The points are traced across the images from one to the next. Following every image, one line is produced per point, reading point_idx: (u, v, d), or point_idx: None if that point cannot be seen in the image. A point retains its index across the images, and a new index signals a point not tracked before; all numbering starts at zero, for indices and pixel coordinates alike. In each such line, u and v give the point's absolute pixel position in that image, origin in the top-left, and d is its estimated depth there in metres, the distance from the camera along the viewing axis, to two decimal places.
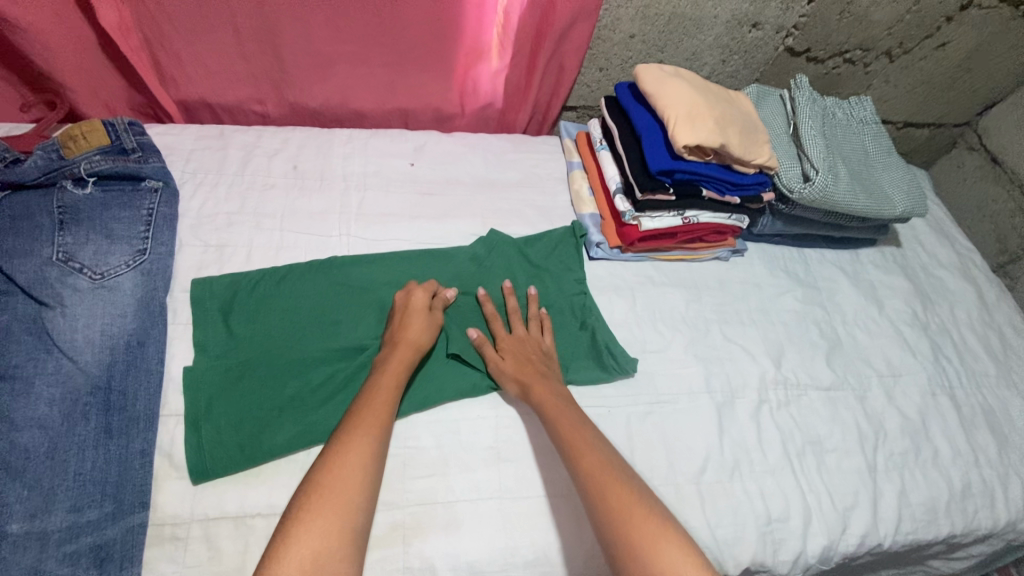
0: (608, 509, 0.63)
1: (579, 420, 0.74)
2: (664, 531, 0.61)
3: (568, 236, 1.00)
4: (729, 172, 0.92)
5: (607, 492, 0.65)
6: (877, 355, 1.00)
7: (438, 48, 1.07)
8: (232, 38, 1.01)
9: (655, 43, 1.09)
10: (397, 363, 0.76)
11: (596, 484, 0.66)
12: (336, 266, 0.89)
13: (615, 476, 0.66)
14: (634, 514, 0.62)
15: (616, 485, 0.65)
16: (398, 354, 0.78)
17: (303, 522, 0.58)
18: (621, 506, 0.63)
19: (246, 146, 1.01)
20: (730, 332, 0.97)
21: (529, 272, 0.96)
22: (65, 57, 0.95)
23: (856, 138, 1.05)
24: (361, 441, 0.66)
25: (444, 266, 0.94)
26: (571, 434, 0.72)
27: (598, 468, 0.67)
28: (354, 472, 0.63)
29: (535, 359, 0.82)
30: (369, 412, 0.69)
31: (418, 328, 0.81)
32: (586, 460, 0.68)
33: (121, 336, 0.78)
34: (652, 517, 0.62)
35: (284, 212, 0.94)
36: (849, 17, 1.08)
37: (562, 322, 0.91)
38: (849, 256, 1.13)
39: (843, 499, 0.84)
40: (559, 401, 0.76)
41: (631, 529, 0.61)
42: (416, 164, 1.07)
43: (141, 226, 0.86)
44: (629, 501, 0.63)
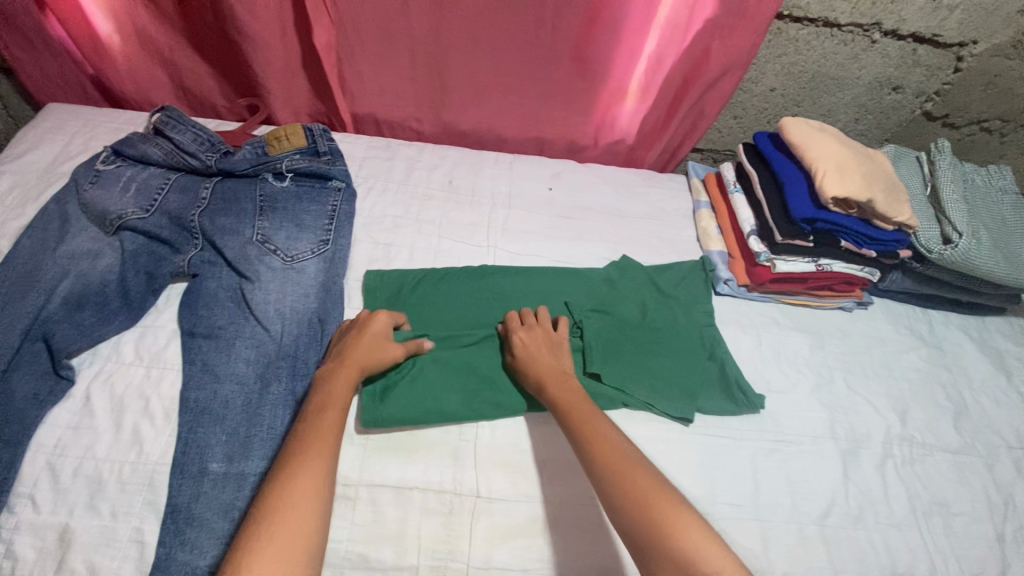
0: (628, 496, 0.65)
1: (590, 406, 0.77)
2: (681, 510, 0.63)
3: (698, 269, 1.04)
4: (869, 226, 0.95)
5: (623, 477, 0.67)
6: (1005, 426, 0.99)
7: (587, 87, 1.17)
8: (410, 64, 1.15)
9: (793, 98, 1.14)
10: (345, 384, 0.76)
11: (613, 471, 0.68)
12: (485, 272, 0.98)
13: (629, 461, 0.69)
14: (651, 492, 0.65)
15: (631, 468, 0.68)
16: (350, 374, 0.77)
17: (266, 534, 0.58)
18: (640, 490, 0.65)
19: (410, 159, 1.13)
20: (854, 382, 0.98)
21: (662, 297, 1.00)
22: (276, 71, 1.11)
23: (997, 206, 1.06)
24: (313, 465, 0.65)
25: (581, 284, 1.01)
26: (587, 430, 0.73)
27: (613, 454, 0.70)
28: (314, 484, 0.63)
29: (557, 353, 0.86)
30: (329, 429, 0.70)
31: (371, 350, 0.81)
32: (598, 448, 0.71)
33: (306, 313, 0.89)
34: (669, 498, 0.64)
35: (441, 221, 1.05)
36: (993, 89, 1.11)
37: (692, 351, 0.94)
38: (976, 322, 1.12)
39: (971, 565, 0.83)
40: (573, 398, 0.78)
41: (650, 508, 0.63)
42: (554, 189, 1.15)
43: (325, 220, 0.98)
44: (652, 494, 0.65)
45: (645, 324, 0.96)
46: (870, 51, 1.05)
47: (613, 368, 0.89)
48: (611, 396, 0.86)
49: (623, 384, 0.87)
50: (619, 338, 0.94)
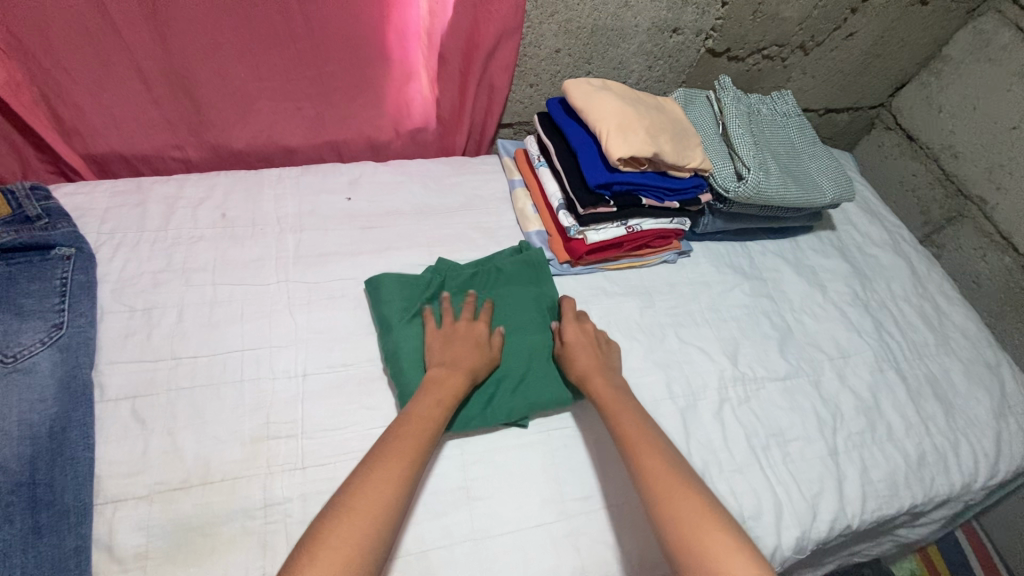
0: (671, 522, 0.64)
1: (641, 418, 0.75)
2: (728, 537, 0.61)
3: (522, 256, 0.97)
4: (664, 178, 0.95)
5: (672, 505, 0.65)
6: (825, 339, 1.04)
7: (365, 76, 1.04)
8: (140, 85, 0.95)
9: (581, 56, 1.09)
10: (448, 387, 0.75)
11: (661, 494, 0.66)
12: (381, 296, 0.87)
13: (682, 484, 0.67)
14: (703, 520, 0.63)
15: (680, 493, 0.65)
16: (456, 380, 0.76)
17: (325, 539, 0.58)
18: (694, 519, 0.63)
19: (168, 198, 0.95)
20: (685, 334, 0.98)
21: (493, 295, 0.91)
22: None
23: (781, 132, 1.09)
24: (394, 474, 0.64)
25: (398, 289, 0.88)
26: (640, 445, 0.71)
27: (667, 475, 0.67)
28: (382, 492, 0.63)
29: (581, 354, 0.83)
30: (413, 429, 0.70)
31: (469, 349, 0.80)
32: (650, 469, 0.68)
33: (41, 424, 0.70)
34: (719, 524, 0.62)
35: (215, 265, 0.89)
36: (762, 17, 1.13)
37: (533, 348, 0.86)
38: (789, 244, 1.17)
39: (811, 487, 0.86)
40: (629, 413, 0.76)
41: (688, 535, 0.62)
42: (354, 198, 1.03)
43: (55, 298, 0.79)
44: (696, 520, 0.63)
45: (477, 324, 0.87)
46: None
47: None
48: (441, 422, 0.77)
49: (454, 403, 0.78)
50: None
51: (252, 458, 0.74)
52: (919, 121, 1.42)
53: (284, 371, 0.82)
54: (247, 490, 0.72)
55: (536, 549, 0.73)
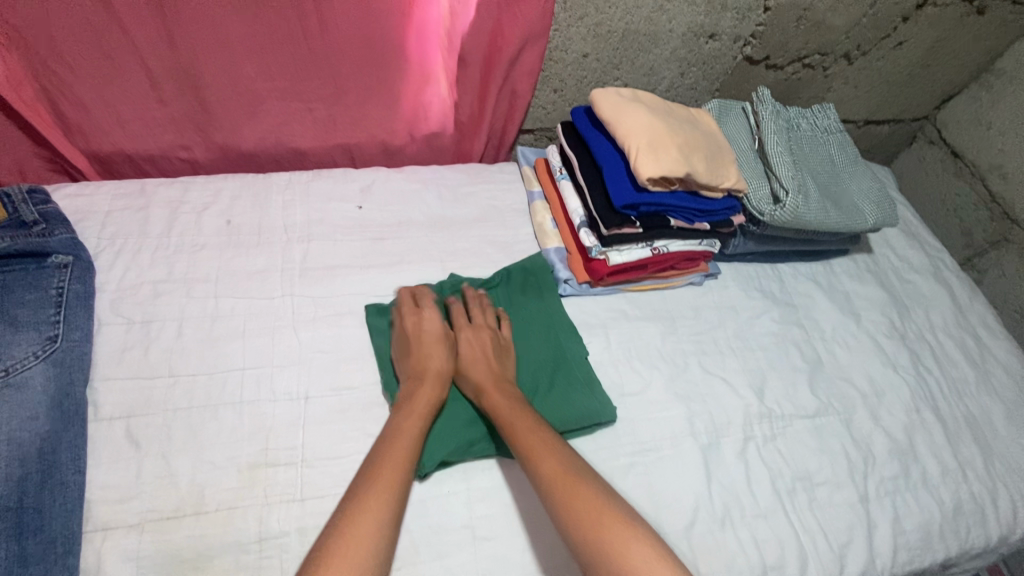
0: (578, 524, 0.62)
1: (533, 415, 0.73)
2: (630, 528, 0.61)
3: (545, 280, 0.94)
4: (696, 197, 0.89)
5: (574, 502, 0.64)
6: (858, 373, 0.98)
7: (382, 77, 0.98)
8: (146, 82, 0.90)
9: (610, 61, 1.03)
10: (423, 400, 0.73)
11: (554, 494, 0.65)
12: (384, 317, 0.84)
13: (575, 480, 0.65)
14: (599, 514, 0.62)
15: (579, 488, 0.64)
16: (425, 390, 0.74)
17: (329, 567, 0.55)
18: (587, 512, 0.62)
19: (172, 202, 0.91)
20: (710, 364, 0.92)
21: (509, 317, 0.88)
22: None
23: (822, 150, 1.02)
24: (391, 473, 0.64)
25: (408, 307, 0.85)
26: (530, 442, 0.69)
27: (558, 473, 0.66)
28: (383, 509, 0.61)
29: (478, 363, 0.78)
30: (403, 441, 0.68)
31: (439, 352, 0.78)
32: (544, 468, 0.67)
33: (31, 444, 0.67)
34: (616, 518, 0.62)
35: (218, 276, 0.85)
36: (806, 24, 1.05)
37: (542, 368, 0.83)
38: (823, 268, 1.11)
39: (838, 536, 0.81)
40: (517, 409, 0.73)
41: (596, 532, 0.61)
42: (365, 207, 0.98)
43: (50, 309, 0.75)
44: (598, 515, 0.62)
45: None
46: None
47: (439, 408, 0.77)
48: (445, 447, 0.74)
49: (457, 427, 0.76)
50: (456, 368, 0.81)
51: (248, 486, 0.71)
52: (966, 137, 1.34)
53: (285, 393, 0.78)
54: (242, 521, 0.68)
55: None
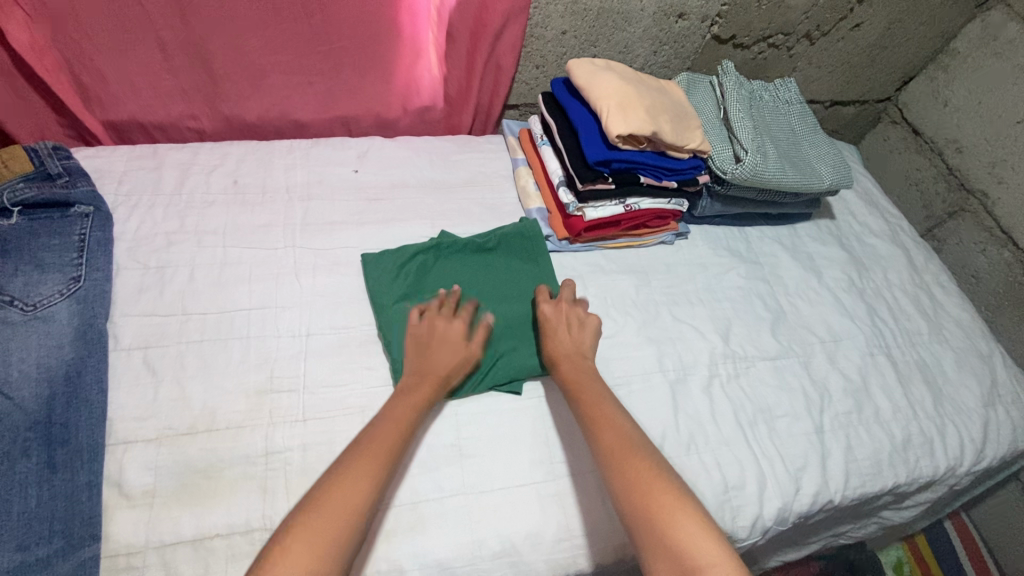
0: (629, 487, 0.67)
1: (603, 391, 0.78)
2: (677, 496, 0.65)
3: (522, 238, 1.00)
4: (664, 158, 0.97)
5: (626, 465, 0.68)
6: (818, 322, 1.06)
7: (376, 52, 1.06)
8: (158, 53, 0.98)
9: (587, 38, 1.11)
10: (424, 393, 0.76)
11: (611, 458, 0.70)
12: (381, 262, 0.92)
13: (635, 451, 0.70)
14: (652, 483, 0.66)
15: (636, 457, 0.69)
16: (427, 387, 0.76)
17: (294, 530, 0.58)
18: (639, 480, 0.67)
19: (183, 164, 0.99)
20: (679, 312, 1.00)
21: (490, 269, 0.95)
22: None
23: (782, 119, 1.11)
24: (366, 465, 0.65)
25: (397, 259, 0.92)
26: (597, 417, 0.75)
27: (618, 443, 0.71)
28: (361, 483, 0.63)
29: (559, 335, 0.84)
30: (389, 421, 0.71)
31: (445, 353, 0.80)
32: (604, 436, 0.73)
33: (59, 367, 0.74)
34: (669, 489, 0.65)
35: (225, 228, 0.93)
36: (767, 5, 1.13)
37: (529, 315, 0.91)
38: (787, 231, 1.19)
39: (796, 462, 0.88)
40: (591, 386, 0.79)
41: (647, 497, 0.65)
42: (361, 171, 1.06)
43: (73, 253, 0.83)
44: (652, 483, 0.66)
45: (470, 293, 0.91)
46: None
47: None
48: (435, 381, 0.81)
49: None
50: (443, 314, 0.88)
51: (255, 409, 0.78)
52: (925, 115, 1.43)
53: (289, 330, 0.85)
54: (249, 438, 0.75)
55: (522, 505, 0.77)
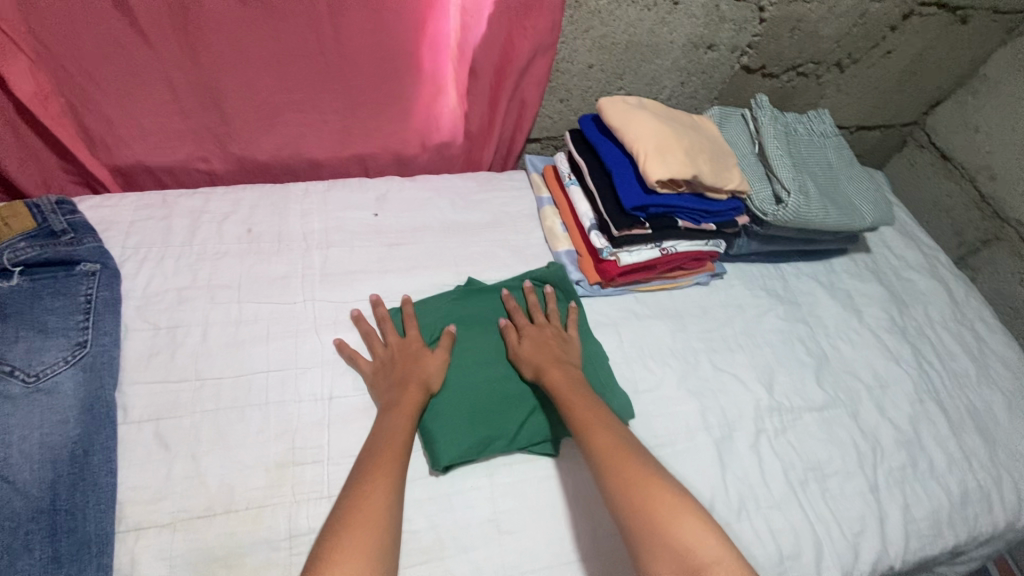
0: (626, 489, 0.65)
1: (589, 394, 0.77)
2: (681, 503, 0.64)
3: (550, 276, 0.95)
4: (702, 200, 0.92)
5: (620, 467, 0.67)
6: (863, 367, 1.00)
7: (395, 90, 1.02)
8: (168, 96, 0.93)
9: (614, 71, 1.07)
10: (408, 405, 0.75)
11: (603, 459, 0.69)
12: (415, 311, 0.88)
13: (628, 453, 0.69)
14: (648, 484, 0.65)
15: (629, 458, 0.68)
16: (412, 396, 0.76)
17: (338, 540, 0.59)
18: (636, 480, 0.66)
19: (193, 212, 0.94)
20: (720, 361, 0.95)
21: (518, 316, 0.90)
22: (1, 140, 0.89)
23: (819, 153, 1.06)
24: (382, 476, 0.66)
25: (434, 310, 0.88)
26: (584, 416, 0.73)
27: (612, 445, 0.70)
28: (372, 523, 0.61)
29: (536, 348, 0.82)
30: (385, 457, 0.68)
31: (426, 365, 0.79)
32: (597, 439, 0.71)
33: (64, 446, 0.69)
34: (666, 490, 0.65)
35: (240, 282, 0.87)
36: (799, 35, 1.09)
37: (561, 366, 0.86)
38: (824, 267, 1.14)
39: (851, 524, 0.83)
40: (576, 386, 0.78)
41: (647, 501, 0.64)
42: (380, 214, 1.01)
43: (79, 316, 0.77)
44: (648, 484, 0.65)
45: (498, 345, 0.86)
46: (675, 12, 0.99)
47: (461, 408, 0.79)
48: (467, 442, 0.76)
49: (480, 423, 0.78)
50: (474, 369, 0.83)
51: (277, 485, 0.72)
52: (954, 140, 1.39)
53: (310, 393, 0.79)
54: (272, 519, 0.70)
55: None
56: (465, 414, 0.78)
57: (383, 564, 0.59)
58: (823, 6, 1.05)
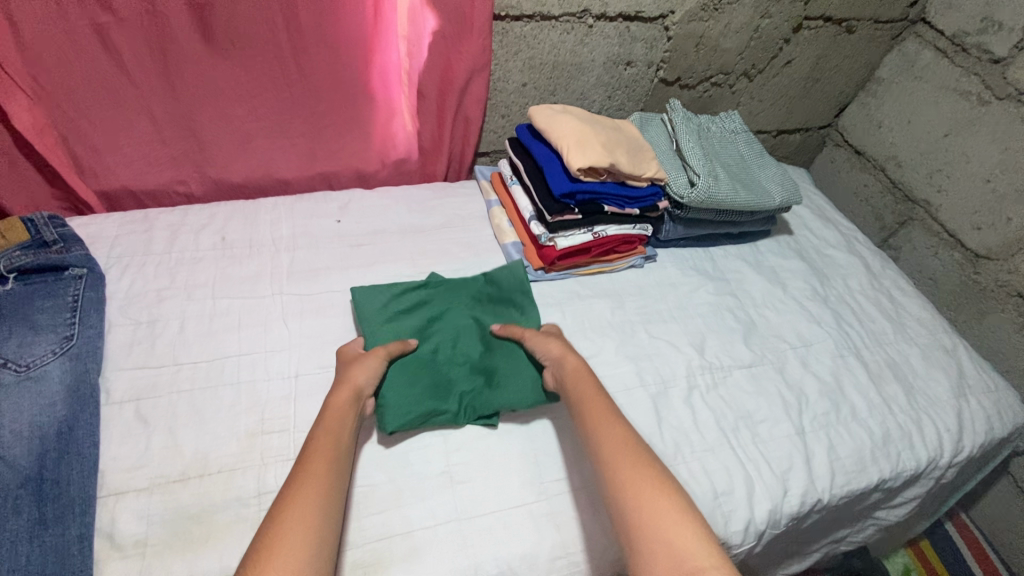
0: (622, 488, 0.67)
1: (606, 401, 0.80)
2: (683, 514, 0.63)
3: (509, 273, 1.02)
4: (624, 189, 1.05)
5: (621, 468, 0.69)
6: (788, 330, 1.11)
7: (353, 114, 1.16)
8: (150, 126, 1.06)
9: (546, 88, 1.22)
10: (330, 422, 0.74)
11: (612, 468, 0.70)
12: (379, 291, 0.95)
13: (639, 462, 0.69)
14: (648, 484, 0.67)
15: (633, 460, 0.70)
16: (331, 416, 0.75)
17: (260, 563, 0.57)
18: (636, 481, 0.67)
19: (172, 226, 1.05)
20: (654, 330, 1.05)
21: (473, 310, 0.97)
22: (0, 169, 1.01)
23: (730, 147, 1.21)
24: (307, 490, 0.65)
25: (377, 305, 0.93)
26: (597, 420, 0.76)
27: (623, 454, 0.71)
28: (295, 546, 0.59)
29: (562, 351, 0.87)
30: (321, 458, 0.69)
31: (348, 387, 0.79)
32: (604, 440, 0.73)
33: (51, 424, 0.76)
34: (665, 490, 0.66)
35: (214, 281, 0.97)
36: (704, 49, 1.25)
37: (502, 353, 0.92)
38: (750, 248, 1.27)
39: (780, 464, 0.91)
40: (594, 393, 0.81)
41: (642, 497, 0.65)
42: (343, 220, 1.12)
43: (67, 313, 0.86)
44: (647, 484, 0.67)
45: (457, 333, 0.93)
46: (592, 35, 1.15)
47: (414, 382, 0.85)
48: (413, 411, 0.82)
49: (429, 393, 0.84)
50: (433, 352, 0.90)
51: (246, 450, 0.79)
52: (863, 136, 1.56)
53: (278, 372, 0.88)
54: (242, 479, 0.76)
55: (516, 527, 0.77)
56: (414, 387, 0.84)
57: None
58: (720, 24, 1.21)
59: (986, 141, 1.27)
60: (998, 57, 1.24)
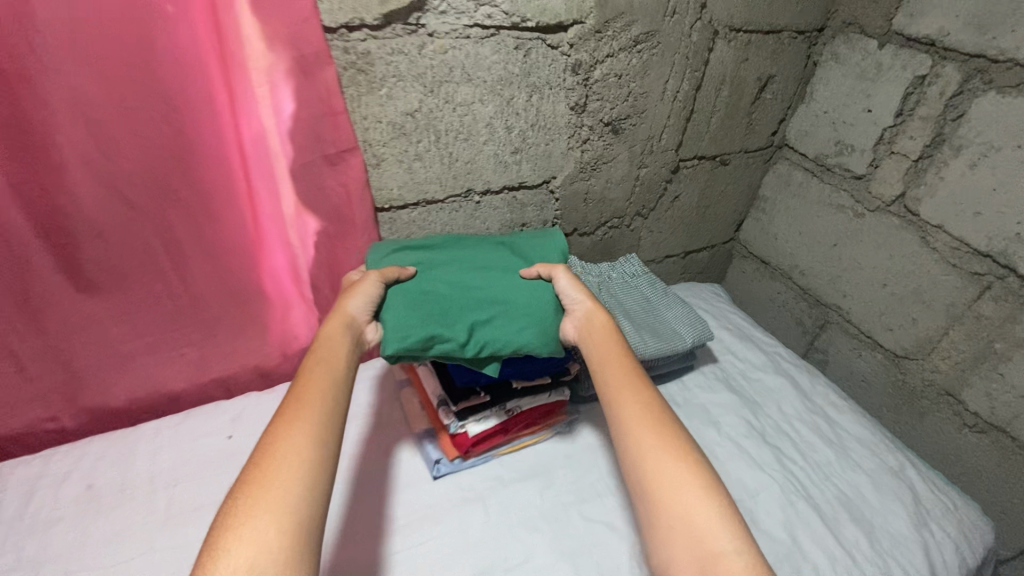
0: (665, 490, 0.72)
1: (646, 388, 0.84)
2: (700, 482, 0.73)
3: (546, 239, 1.10)
4: (528, 360, 1.02)
5: (662, 466, 0.74)
6: (730, 482, 1.03)
7: (246, 316, 1.10)
8: (12, 369, 0.93)
9: None
10: (325, 358, 0.81)
11: (639, 441, 0.78)
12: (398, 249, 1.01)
13: (665, 441, 0.77)
14: (692, 488, 0.72)
15: (673, 457, 0.75)
16: (331, 325, 0.85)
17: (253, 498, 0.62)
18: (673, 480, 0.73)
19: (29, 480, 0.93)
20: (589, 511, 0.96)
21: (473, 238, 1.10)
22: None
23: (634, 292, 1.22)
24: (302, 425, 0.70)
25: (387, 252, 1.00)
26: (637, 409, 0.81)
27: (650, 430, 0.78)
28: (296, 483, 0.64)
29: (602, 333, 0.93)
30: (313, 392, 0.75)
31: (334, 346, 0.83)
32: (638, 428, 0.79)
33: None
34: (707, 497, 0.71)
35: (71, 549, 0.84)
36: (593, 202, 1.31)
37: (510, 298, 0.97)
38: (677, 386, 1.23)
39: None
40: (632, 381, 0.85)
41: (685, 504, 0.71)
42: (235, 434, 1.02)
43: None
44: (685, 494, 0.71)
45: (464, 267, 1.01)
46: (480, 209, 1.18)
47: (416, 311, 0.91)
48: (411, 337, 0.88)
49: (433, 328, 0.89)
50: (445, 276, 0.98)
51: None
52: (764, 248, 1.62)
53: None
54: None
55: None
56: (419, 318, 0.90)
57: (298, 536, 0.60)
58: (601, 179, 1.28)
59: (872, 249, 1.33)
60: (859, 174, 1.33)
